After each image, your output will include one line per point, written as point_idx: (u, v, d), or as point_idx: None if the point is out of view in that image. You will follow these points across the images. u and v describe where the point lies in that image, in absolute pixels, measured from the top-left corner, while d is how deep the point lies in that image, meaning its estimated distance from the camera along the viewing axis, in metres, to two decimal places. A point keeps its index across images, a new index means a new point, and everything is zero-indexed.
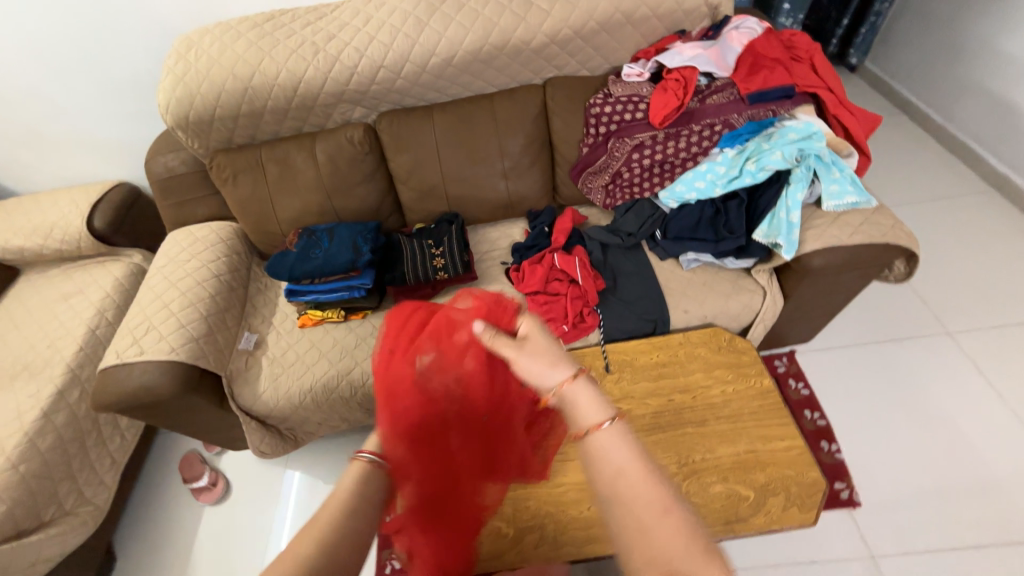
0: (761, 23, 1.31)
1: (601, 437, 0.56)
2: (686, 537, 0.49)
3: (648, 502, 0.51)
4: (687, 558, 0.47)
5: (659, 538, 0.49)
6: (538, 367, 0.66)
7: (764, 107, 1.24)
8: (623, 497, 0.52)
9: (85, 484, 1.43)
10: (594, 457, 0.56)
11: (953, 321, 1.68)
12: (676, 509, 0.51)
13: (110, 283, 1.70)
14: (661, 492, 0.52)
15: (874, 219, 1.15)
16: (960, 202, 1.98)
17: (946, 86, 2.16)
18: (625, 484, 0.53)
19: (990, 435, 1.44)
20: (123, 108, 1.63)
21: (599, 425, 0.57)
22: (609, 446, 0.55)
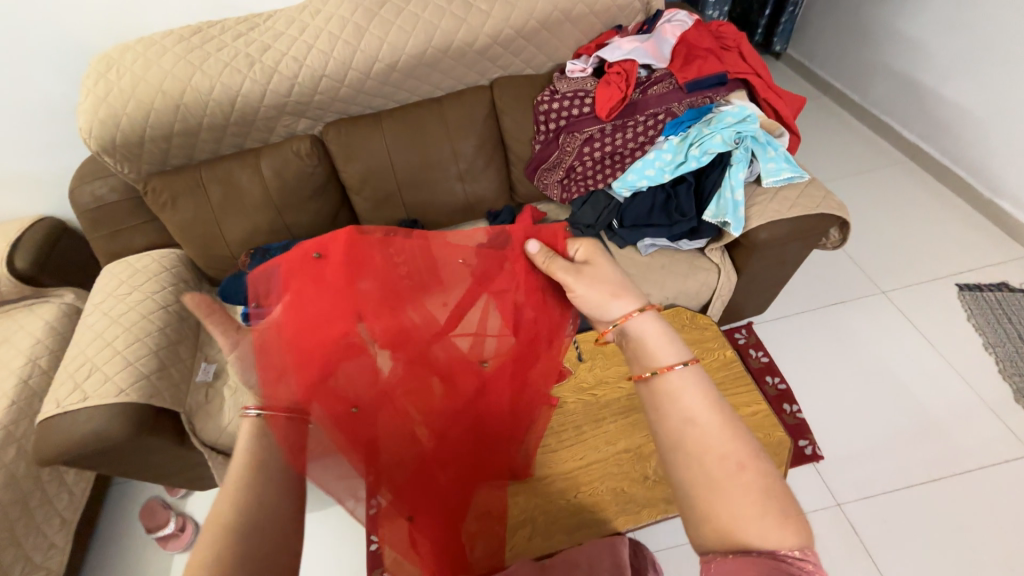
0: (691, 16, 1.39)
1: (672, 376, 0.61)
2: (754, 488, 0.52)
3: (721, 454, 0.54)
4: (751, 508, 0.50)
5: (728, 487, 0.52)
6: (605, 298, 0.71)
7: (701, 95, 1.30)
8: (692, 446, 0.56)
9: (33, 549, 1.31)
10: (667, 400, 0.60)
11: (886, 281, 1.83)
12: (751, 465, 0.53)
13: (41, 328, 1.56)
14: (734, 445, 0.55)
15: (809, 191, 1.23)
16: (881, 173, 2.17)
17: (860, 67, 2.35)
18: (695, 432, 0.56)
19: (926, 380, 1.58)
20: (38, 137, 1.50)
21: (670, 366, 0.62)
22: (684, 391, 0.60)
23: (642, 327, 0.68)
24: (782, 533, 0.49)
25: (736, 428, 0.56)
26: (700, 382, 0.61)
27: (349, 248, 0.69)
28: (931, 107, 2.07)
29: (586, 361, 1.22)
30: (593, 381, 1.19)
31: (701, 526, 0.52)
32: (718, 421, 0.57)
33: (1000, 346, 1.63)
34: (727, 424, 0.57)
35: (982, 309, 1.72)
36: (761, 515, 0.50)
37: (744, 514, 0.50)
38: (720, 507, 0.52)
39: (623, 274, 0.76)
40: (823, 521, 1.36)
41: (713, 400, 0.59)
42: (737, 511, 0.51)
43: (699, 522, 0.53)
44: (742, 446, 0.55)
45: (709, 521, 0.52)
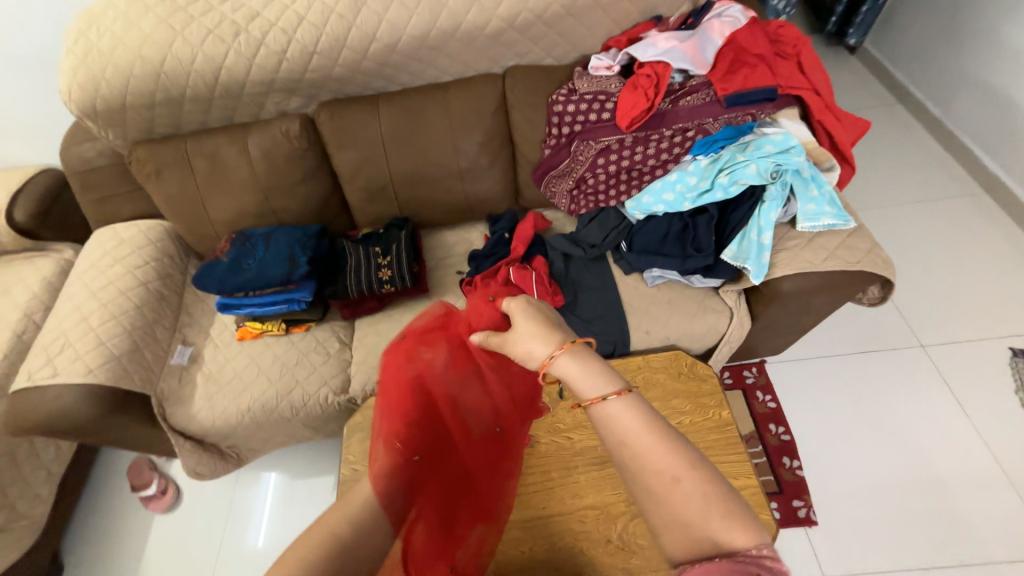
0: (746, 12, 1.17)
1: (603, 410, 0.57)
2: (701, 499, 0.51)
3: (660, 469, 0.53)
4: (703, 516, 0.51)
5: (675, 502, 0.52)
6: (526, 351, 0.66)
7: (742, 113, 1.11)
8: (633, 468, 0.55)
9: (19, 498, 1.36)
10: (600, 428, 0.58)
11: (927, 334, 1.63)
12: (691, 475, 0.52)
13: (39, 282, 1.55)
14: (674, 456, 0.53)
15: (851, 242, 1.06)
16: (948, 205, 1.90)
17: (946, 76, 2.02)
18: (633, 455, 0.55)
19: (952, 453, 1.42)
20: (35, 87, 1.44)
21: (599, 399, 0.58)
22: (612, 418, 0.57)
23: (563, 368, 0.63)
24: (736, 532, 0.50)
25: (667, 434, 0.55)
26: (629, 400, 0.58)
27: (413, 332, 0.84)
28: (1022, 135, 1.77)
29: (567, 400, 1.13)
30: (570, 424, 1.10)
31: (666, 545, 0.53)
32: (653, 440, 0.55)
33: None
34: (660, 435, 0.55)
35: None
36: (709, 518, 0.51)
37: (698, 523, 0.51)
38: (676, 524, 0.52)
39: (545, 313, 0.72)
40: None
41: (644, 410, 0.57)
42: (693, 522, 0.51)
43: (663, 541, 0.53)
44: (679, 455, 0.54)
45: (672, 536, 0.53)
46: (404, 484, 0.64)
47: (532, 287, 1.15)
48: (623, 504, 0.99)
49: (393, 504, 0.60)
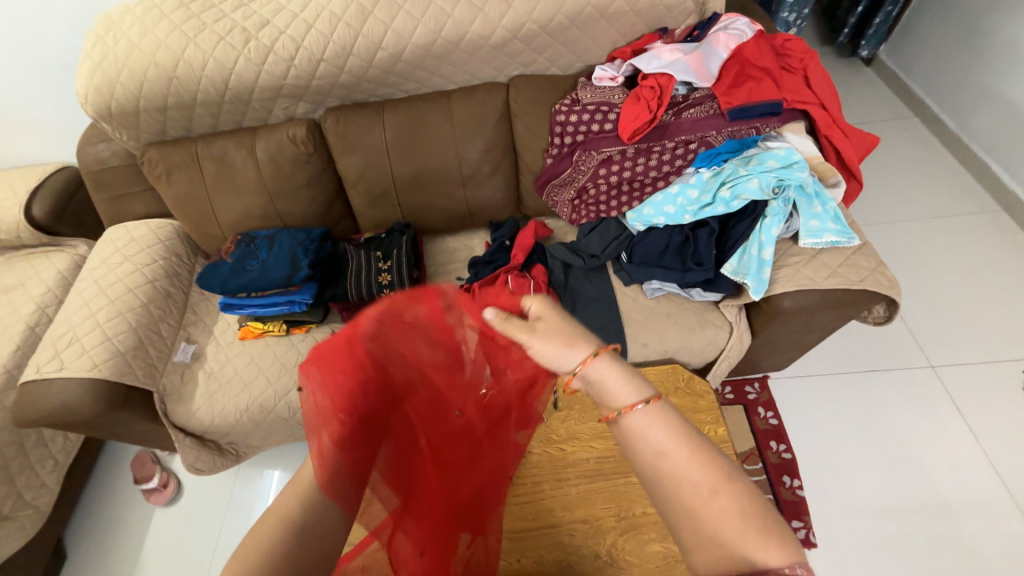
0: (753, 26, 1.17)
1: (636, 419, 0.54)
2: (737, 516, 0.47)
3: (695, 482, 0.50)
4: (741, 536, 0.47)
5: (708, 518, 0.48)
6: (550, 352, 0.62)
7: (746, 128, 1.10)
8: (665, 481, 0.51)
9: (26, 486, 1.40)
10: (630, 438, 0.55)
11: (937, 353, 1.59)
12: (727, 489, 0.49)
13: (53, 276, 1.59)
14: (711, 469, 0.50)
15: (855, 260, 1.03)
16: (962, 222, 1.85)
17: (964, 89, 1.98)
18: (665, 467, 0.51)
19: (961, 480, 1.37)
20: (56, 87, 1.49)
21: (633, 407, 0.55)
22: (645, 427, 0.54)
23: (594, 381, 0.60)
24: (772, 553, 0.46)
25: (702, 446, 0.52)
26: (664, 409, 0.55)
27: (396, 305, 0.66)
28: None
29: (561, 411, 1.13)
30: (563, 435, 1.10)
31: (697, 566, 0.49)
32: (687, 452, 0.52)
33: None
34: (697, 446, 0.52)
35: None
36: (747, 538, 0.47)
37: (734, 545, 0.47)
38: (711, 544, 0.48)
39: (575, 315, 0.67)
40: None
41: (680, 420, 0.54)
42: (727, 542, 0.47)
43: (694, 562, 0.49)
44: (717, 467, 0.51)
45: (702, 556, 0.49)
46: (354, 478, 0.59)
47: None
48: (614, 519, 0.98)
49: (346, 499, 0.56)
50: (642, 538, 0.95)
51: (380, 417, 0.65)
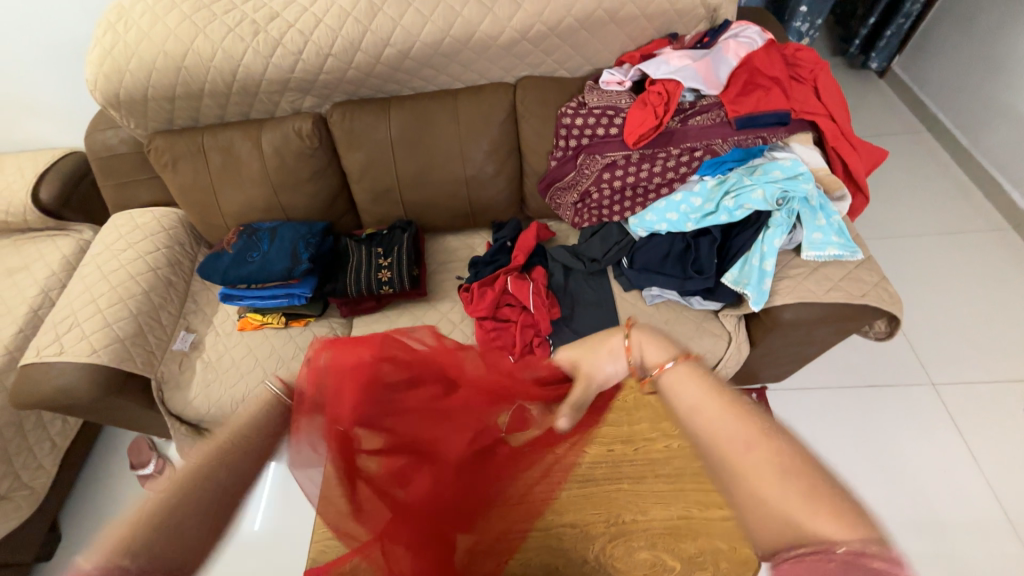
0: (763, 35, 1.16)
1: (668, 375, 0.59)
2: (773, 466, 0.47)
3: (740, 438, 0.50)
4: (780, 488, 0.46)
5: (748, 468, 0.47)
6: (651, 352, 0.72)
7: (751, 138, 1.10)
8: (703, 435, 0.52)
9: (23, 467, 1.41)
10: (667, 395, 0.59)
11: (939, 372, 1.57)
12: (764, 442, 0.49)
13: (58, 260, 1.60)
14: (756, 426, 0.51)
15: (858, 273, 1.02)
16: (970, 239, 1.83)
17: (978, 105, 1.96)
18: (699, 419, 0.54)
19: (958, 500, 1.36)
20: (68, 73, 1.50)
21: (665, 366, 0.60)
22: (679, 385, 0.58)
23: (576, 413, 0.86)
24: (827, 517, 0.43)
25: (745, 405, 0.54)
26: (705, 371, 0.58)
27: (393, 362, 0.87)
28: None
29: None
30: None
31: (756, 536, 0.47)
32: (719, 403, 0.53)
33: None
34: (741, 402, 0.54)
35: None
36: (795, 497, 0.45)
37: (780, 502, 0.45)
38: (756, 502, 0.46)
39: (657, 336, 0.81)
40: None
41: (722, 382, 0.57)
42: (780, 503, 0.45)
43: (751, 529, 0.47)
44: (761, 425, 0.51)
45: (760, 527, 0.46)
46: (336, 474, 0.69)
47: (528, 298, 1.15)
48: (604, 524, 0.96)
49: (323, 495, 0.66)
50: (631, 546, 0.94)
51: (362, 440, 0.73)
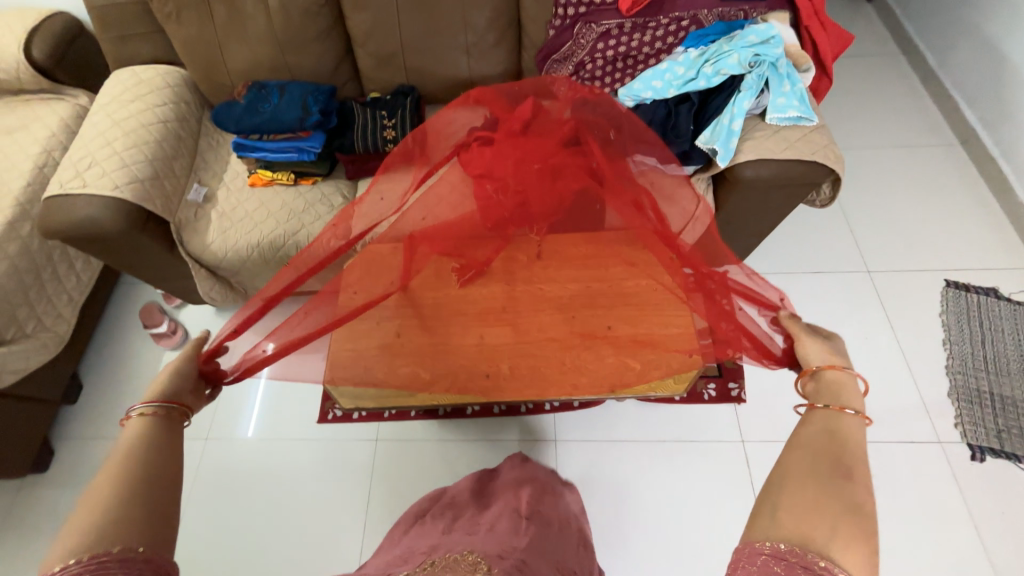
0: None
1: (851, 419, 0.70)
2: (850, 517, 0.55)
3: (765, 491, 0.62)
4: (837, 515, 0.56)
5: (844, 492, 0.58)
6: (813, 350, 0.87)
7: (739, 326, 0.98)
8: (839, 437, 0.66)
9: (44, 313, 1.50)
10: (833, 419, 0.70)
11: (876, 261, 1.79)
12: (862, 481, 0.60)
13: (57, 122, 1.64)
14: (846, 505, 0.57)
15: (811, 136, 1.18)
16: (920, 152, 2.02)
17: (944, 27, 2.10)
18: (854, 444, 0.66)
19: (874, 357, 1.61)
20: None
21: (845, 410, 0.71)
22: (843, 418, 0.71)
23: (851, 416, 0.71)
24: (818, 525, 0.55)
25: (849, 491, 0.58)
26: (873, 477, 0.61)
27: (506, 195, 1.19)
28: (1003, 86, 1.85)
29: (542, 260, 1.26)
30: (541, 278, 1.26)
31: (783, 523, 0.56)
32: (857, 453, 0.64)
33: (958, 345, 1.62)
34: (851, 478, 0.60)
35: (958, 308, 1.68)
36: (840, 531, 0.54)
37: (820, 515, 0.56)
38: (802, 506, 0.57)
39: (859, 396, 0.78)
40: (720, 450, 1.53)
41: (844, 454, 0.63)
42: (824, 522, 0.55)
43: (781, 517, 0.57)
44: (847, 500, 0.57)
45: (788, 522, 0.56)
46: (461, 223, 1.20)
47: (502, 216, 1.21)
48: (579, 338, 1.19)
49: (462, 220, 1.20)
50: (600, 353, 1.17)
51: (485, 221, 1.21)
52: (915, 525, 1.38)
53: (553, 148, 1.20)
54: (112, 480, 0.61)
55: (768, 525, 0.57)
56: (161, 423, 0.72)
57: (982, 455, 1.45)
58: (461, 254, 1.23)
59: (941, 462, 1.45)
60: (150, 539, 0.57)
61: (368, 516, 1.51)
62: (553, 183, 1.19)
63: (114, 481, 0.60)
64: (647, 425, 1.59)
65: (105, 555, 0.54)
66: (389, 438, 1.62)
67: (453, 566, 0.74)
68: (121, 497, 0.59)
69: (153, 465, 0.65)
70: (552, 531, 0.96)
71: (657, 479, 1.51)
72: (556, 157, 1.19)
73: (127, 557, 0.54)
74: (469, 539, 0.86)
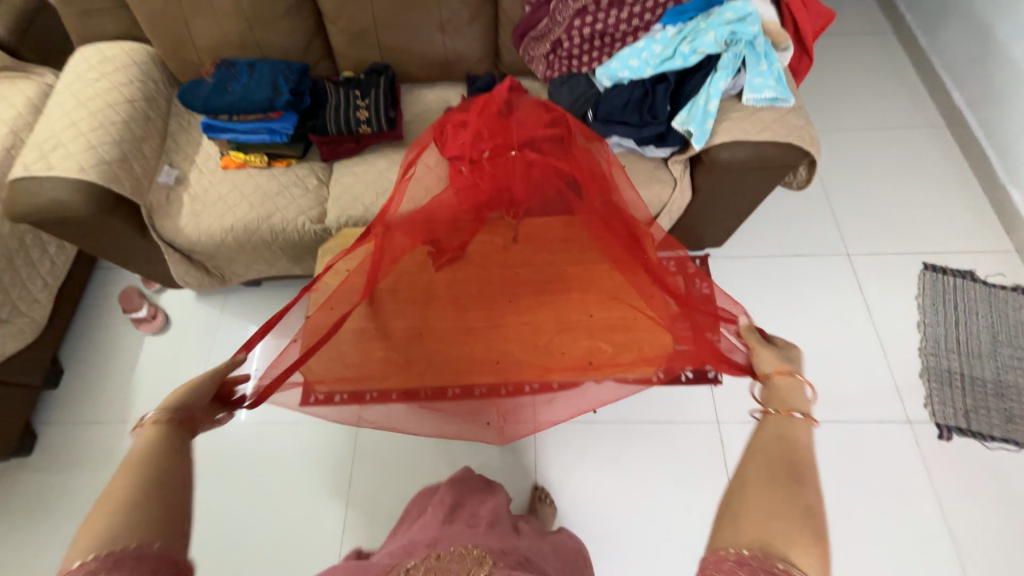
0: None
1: (799, 423, 0.69)
2: (802, 520, 0.56)
3: (725, 498, 0.62)
4: (790, 519, 0.56)
5: (796, 496, 0.59)
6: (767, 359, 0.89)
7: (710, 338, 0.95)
8: (791, 441, 0.67)
9: (18, 299, 1.49)
10: (785, 423, 0.70)
11: (856, 245, 1.79)
12: (812, 484, 0.61)
13: (22, 101, 1.58)
14: (799, 509, 0.57)
15: (787, 118, 1.17)
16: (905, 134, 2.00)
17: (936, 4, 2.06)
18: (807, 449, 0.67)
19: (849, 339, 1.64)
20: None
21: (794, 414, 0.70)
22: (792, 424, 0.69)
23: (799, 420, 0.70)
24: (771, 528, 0.56)
25: (801, 495, 0.59)
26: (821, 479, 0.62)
27: (486, 180, 1.27)
28: (989, 67, 1.83)
29: (519, 244, 1.26)
30: (517, 262, 1.25)
31: (741, 533, 0.56)
32: (810, 458, 0.65)
33: (932, 327, 1.64)
34: (801, 481, 0.60)
35: (934, 291, 1.69)
36: (795, 535, 0.55)
37: (774, 520, 0.56)
38: (758, 512, 0.58)
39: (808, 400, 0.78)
40: (696, 430, 1.56)
41: (796, 458, 0.64)
42: (778, 526, 0.56)
43: (738, 525, 0.57)
44: (800, 503, 0.58)
45: (745, 529, 0.56)
46: (440, 208, 1.26)
47: (479, 196, 1.27)
48: (554, 322, 1.19)
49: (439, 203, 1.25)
50: (574, 337, 1.16)
51: (463, 204, 1.26)
52: (881, 503, 1.42)
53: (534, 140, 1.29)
54: (129, 479, 0.60)
55: (728, 533, 0.57)
56: (169, 430, 0.68)
57: (949, 435, 1.49)
58: (436, 238, 1.24)
59: (910, 442, 1.48)
60: (165, 536, 0.57)
61: (350, 496, 1.54)
62: (529, 170, 1.27)
63: (133, 481, 0.60)
64: (625, 407, 1.61)
65: (121, 551, 0.54)
66: None
67: (461, 558, 0.81)
68: (135, 497, 0.59)
69: (166, 469, 0.63)
70: (536, 543, 1.01)
71: (634, 459, 1.54)
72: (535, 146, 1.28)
73: (142, 550, 0.55)
74: (470, 533, 0.93)
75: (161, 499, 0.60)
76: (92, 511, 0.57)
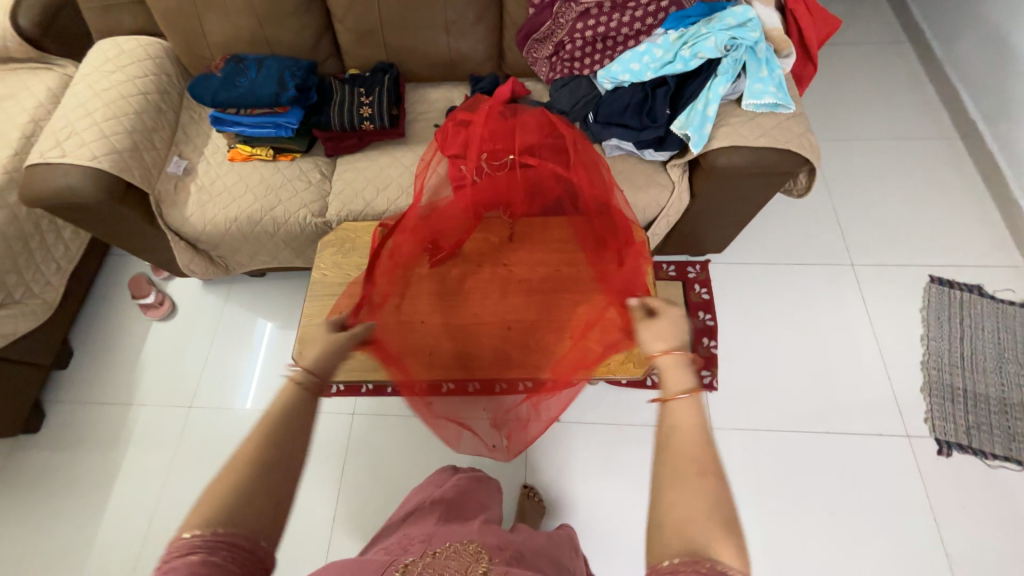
0: None
1: (679, 403, 0.66)
2: (707, 514, 0.55)
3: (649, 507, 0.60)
4: (702, 518, 0.54)
5: (702, 490, 0.57)
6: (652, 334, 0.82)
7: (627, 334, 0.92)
8: (679, 428, 0.63)
9: (32, 281, 1.54)
10: (670, 412, 0.66)
11: (860, 255, 1.77)
12: (710, 469, 0.58)
13: (44, 91, 1.65)
14: (709, 501, 0.56)
15: (787, 124, 1.16)
16: (916, 145, 1.97)
17: (952, 15, 2.03)
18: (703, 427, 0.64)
19: (849, 350, 1.61)
20: None
21: (676, 397, 0.67)
22: (676, 409, 0.65)
23: (681, 399, 0.66)
24: (687, 529, 0.54)
25: (708, 486, 0.57)
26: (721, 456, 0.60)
27: (487, 182, 1.21)
28: (1005, 79, 1.79)
29: (515, 244, 1.30)
30: (512, 260, 1.30)
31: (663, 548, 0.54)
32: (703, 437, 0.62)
33: (936, 341, 1.61)
34: (706, 470, 0.58)
35: (940, 305, 1.66)
36: (711, 532, 0.54)
37: (692, 521, 0.55)
38: (677, 517, 0.56)
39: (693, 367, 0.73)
40: None
41: (692, 447, 0.61)
42: (696, 527, 0.54)
43: (659, 537, 0.56)
44: (707, 493, 0.56)
45: (666, 539, 0.55)
46: (438, 209, 1.22)
47: (484, 199, 1.23)
48: (546, 320, 1.20)
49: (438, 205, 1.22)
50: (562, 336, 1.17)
51: (462, 207, 1.23)
52: (875, 518, 1.39)
53: (537, 140, 1.21)
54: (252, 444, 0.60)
55: (657, 547, 0.55)
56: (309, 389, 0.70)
57: (948, 451, 1.46)
58: (438, 237, 1.23)
59: (908, 457, 1.46)
60: (260, 519, 0.56)
61: (342, 486, 1.56)
62: (529, 173, 1.21)
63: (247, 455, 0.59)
64: (618, 410, 1.61)
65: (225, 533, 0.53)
66: (366, 413, 1.66)
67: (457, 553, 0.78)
68: (240, 476, 0.57)
69: (285, 439, 0.62)
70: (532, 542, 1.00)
71: (625, 462, 1.54)
72: (537, 146, 1.20)
73: (236, 540, 0.54)
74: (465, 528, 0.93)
75: (270, 472, 0.59)
76: (211, 483, 0.56)
